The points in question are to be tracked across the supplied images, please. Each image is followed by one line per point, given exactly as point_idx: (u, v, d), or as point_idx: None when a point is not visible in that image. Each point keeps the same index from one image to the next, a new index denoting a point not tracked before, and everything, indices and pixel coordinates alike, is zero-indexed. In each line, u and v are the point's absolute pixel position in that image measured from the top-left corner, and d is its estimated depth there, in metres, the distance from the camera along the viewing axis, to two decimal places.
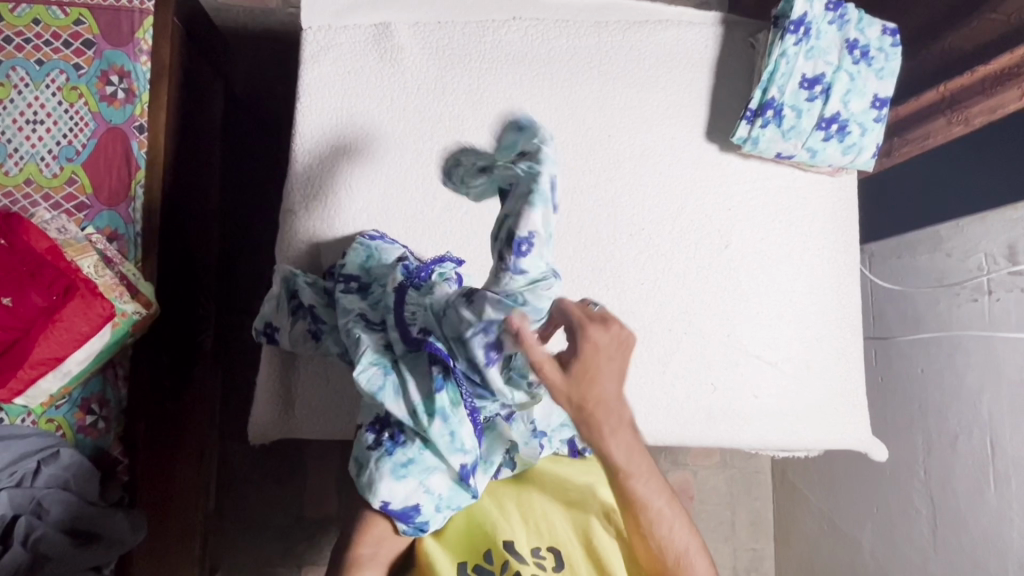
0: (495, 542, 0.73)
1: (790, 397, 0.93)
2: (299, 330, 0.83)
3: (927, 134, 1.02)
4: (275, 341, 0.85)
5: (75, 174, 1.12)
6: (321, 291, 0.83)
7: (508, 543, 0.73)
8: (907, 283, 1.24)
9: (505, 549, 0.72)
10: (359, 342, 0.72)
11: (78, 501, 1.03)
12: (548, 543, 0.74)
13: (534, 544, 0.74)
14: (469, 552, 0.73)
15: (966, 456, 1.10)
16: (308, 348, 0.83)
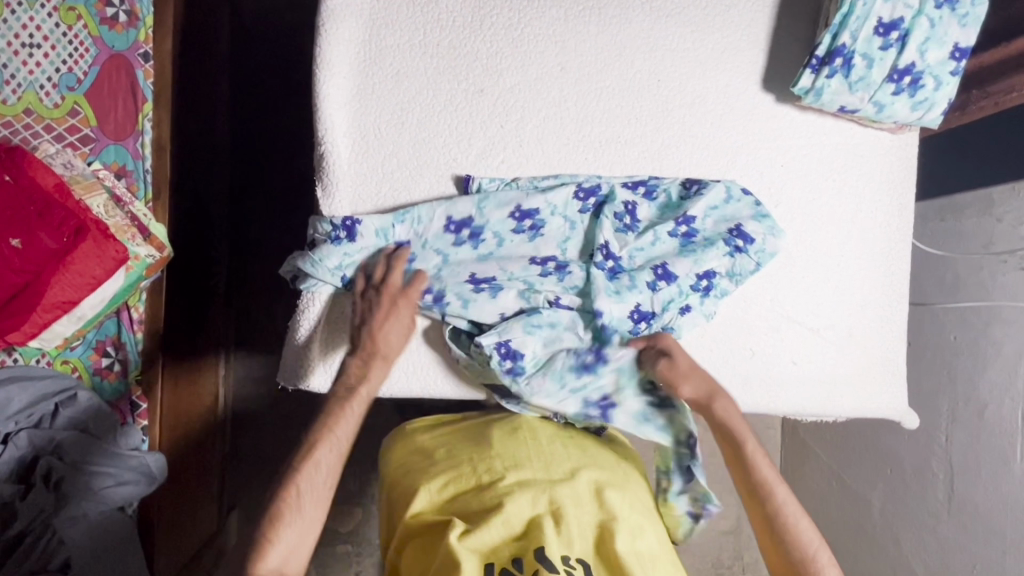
0: (525, 549, 0.66)
1: (829, 365, 0.90)
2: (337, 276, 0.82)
3: (1010, 88, 0.93)
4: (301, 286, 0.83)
5: (78, 104, 1.05)
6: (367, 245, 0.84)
7: (539, 551, 0.65)
8: (948, 247, 1.19)
9: (535, 557, 0.65)
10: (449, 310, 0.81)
11: (97, 442, 1.03)
12: (577, 554, 0.67)
13: (567, 552, 0.67)
14: (498, 554, 0.67)
15: (993, 425, 1.09)
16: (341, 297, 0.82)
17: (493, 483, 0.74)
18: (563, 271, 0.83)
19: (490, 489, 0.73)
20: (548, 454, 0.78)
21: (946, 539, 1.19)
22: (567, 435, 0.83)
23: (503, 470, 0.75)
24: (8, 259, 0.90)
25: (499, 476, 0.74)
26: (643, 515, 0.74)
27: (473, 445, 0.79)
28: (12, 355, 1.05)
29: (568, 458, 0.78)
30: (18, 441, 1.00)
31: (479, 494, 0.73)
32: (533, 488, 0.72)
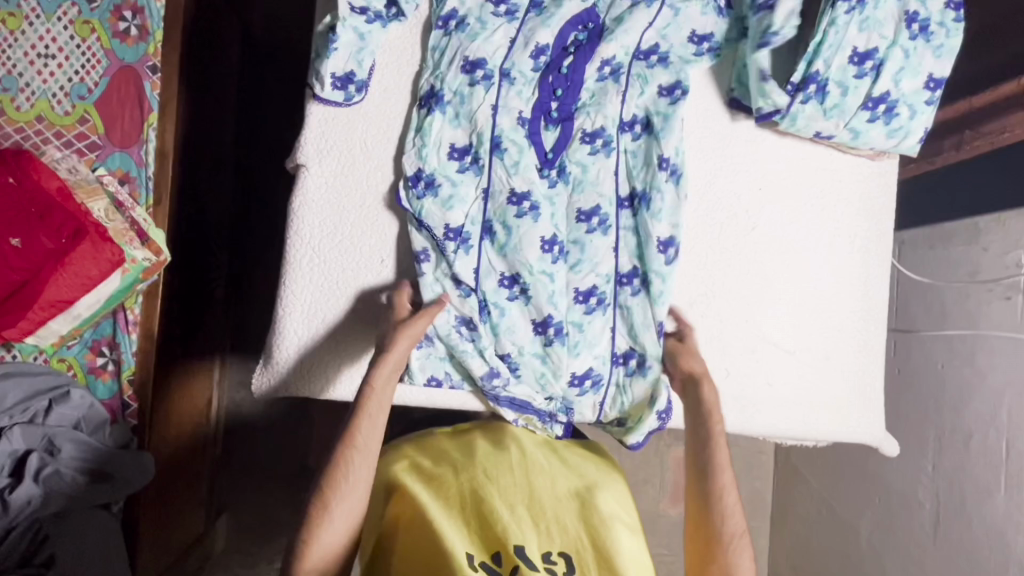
0: (505, 544, 0.67)
1: (806, 389, 0.90)
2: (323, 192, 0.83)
3: (1004, 129, 0.95)
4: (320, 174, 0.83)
5: (87, 112, 1.13)
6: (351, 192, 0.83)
7: (519, 548, 0.66)
8: (936, 274, 1.19)
9: (515, 554, 0.66)
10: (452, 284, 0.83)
11: (88, 441, 1.08)
12: (559, 548, 0.69)
13: (546, 548, 0.69)
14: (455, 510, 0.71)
15: (978, 456, 1.08)
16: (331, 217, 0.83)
17: (474, 491, 0.72)
18: (551, 121, 0.85)
19: (472, 498, 0.72)
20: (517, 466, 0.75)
21: (930, 569, 1.18)
22: (547, 444, 0.82)
23: (486, 477, 0.73)
24: (7, 257, 0.92)
25: (483, 486, 0.72)
26: (623, 513, 0.75)
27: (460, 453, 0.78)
28: (13, 352, 1.11)
29: (546, 466, 0.77)
30: (11, 436, 1.05)
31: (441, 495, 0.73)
32: (513, 494, 0.72)
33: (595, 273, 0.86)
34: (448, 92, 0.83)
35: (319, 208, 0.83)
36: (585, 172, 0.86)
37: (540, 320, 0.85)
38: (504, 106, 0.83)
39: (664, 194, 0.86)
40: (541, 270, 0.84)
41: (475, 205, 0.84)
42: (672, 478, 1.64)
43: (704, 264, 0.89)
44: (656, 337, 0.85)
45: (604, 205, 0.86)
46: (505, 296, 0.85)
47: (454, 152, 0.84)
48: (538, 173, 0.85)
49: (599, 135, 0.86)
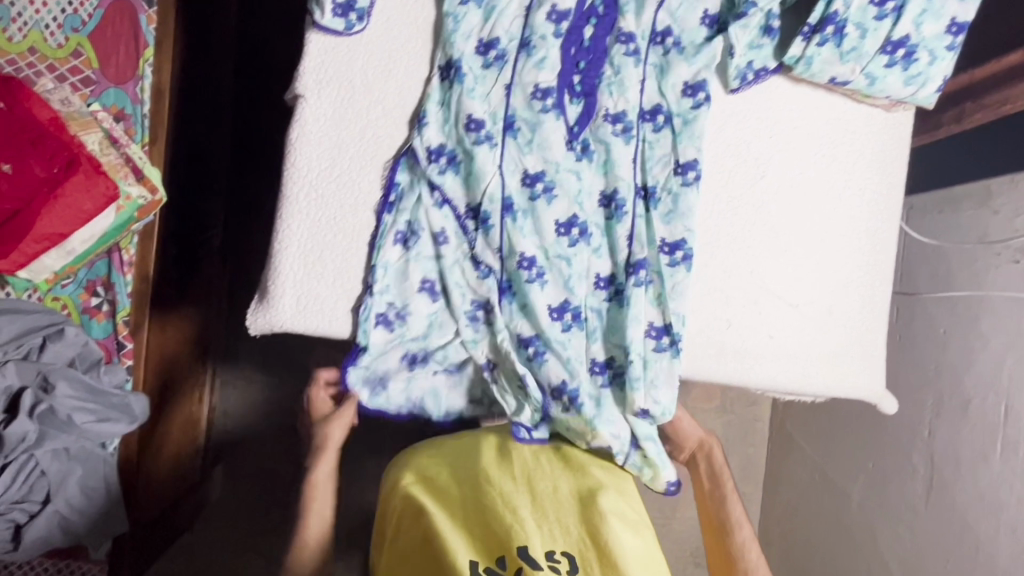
0: (508, 547, 0.67)
1: (807, 343, 0.89)
2: (325, 130, 0.81)
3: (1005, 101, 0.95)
4: (324, 114, 0.81)
5: (81, 46, 1.10)
6: (354, 139, 0.81)
7: (523, 549, 0.66)
8: (942, 238, 1.17)
9: (518, 556, 0.65)
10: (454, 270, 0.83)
11: (82, 380, 1.07)
12: (563, 547, 0.68)
13: (550, 548, 0.68)
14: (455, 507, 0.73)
15: (976, 420, 1.07)
16: (331, 159, 0.81)
17: (477, 496, 0.73)
18: (574, 95, 0.83)
19: (476, 500, 0.73)
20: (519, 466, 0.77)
21: (921, 532, 1.19)
22: (548, 447, 0.82)
23: (487, 482, 0.74)
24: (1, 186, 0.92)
25: (484, 489, 0.73)
26: (628, 512, 0.72)
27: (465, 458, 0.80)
28: (7, 288, 1.10)
29: (547, 468, 0.77)
30: (6, 371, 1.04)
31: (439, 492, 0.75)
32: (515, 496, 0.72)
33: (612, 259, 0.85)
34: (465, 66, 0.81)
35: (318, 143, 0.81)
36: (610, 152, 0.84)
37: (557, 305, 0.83)
38: (518, 84, 0.82)
39: (672, 195, 0.84)
40: (555, 255, 0.82)
41: (495, 185, 0.81)
42: None
43: (713, 215, 0.87)
44: (647, 337, 0.84)
45: (623, 189, 0.84)
46: (524, 278, 0.82)
47: (471, 124, 0.80)
48: (566, 145, 0.83)
49: (621, 119, 0.84)
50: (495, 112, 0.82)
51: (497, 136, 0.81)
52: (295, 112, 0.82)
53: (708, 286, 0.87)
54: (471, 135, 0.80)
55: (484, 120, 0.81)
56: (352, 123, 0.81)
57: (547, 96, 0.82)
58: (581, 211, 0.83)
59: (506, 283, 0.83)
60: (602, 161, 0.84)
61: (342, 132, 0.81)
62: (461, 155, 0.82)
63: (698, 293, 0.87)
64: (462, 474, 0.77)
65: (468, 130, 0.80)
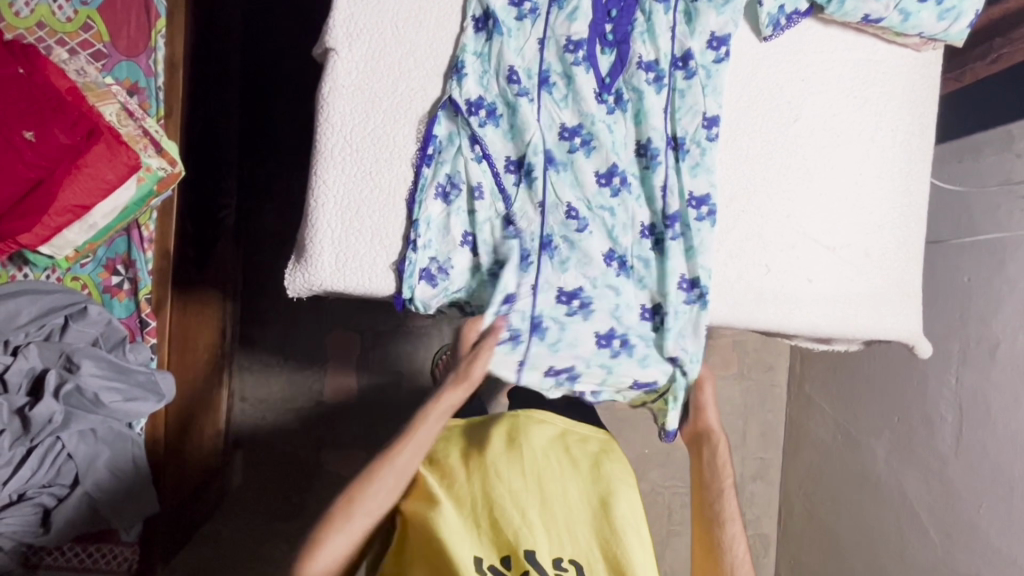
0: (516, 549, 0.70)
1: (845, 286, 0.89)
2: (358, 82, 0.80)
3: None
4: (355, 64, 0.79)
5: (91, 19, 1.08)
6: (387, 92, 0.80)
7: (530, 554, 0.69)
8: (963, 186, 1.18)
9: (526, 560, 0.69)
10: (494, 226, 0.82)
11: (106, 358, 1.04)
12: (568, 555, 0.71)
13: (556, 554, 0.71)
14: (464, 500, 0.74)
15: (1005, 363, 1.08)
16: (364, 112, 0.80)
17: (487, 494, 0.73)
18: (606, 45, 0.82)
19: (487, 496, 0.73)
20: (532, 462, 0.76)
21: (952, 480, 1.19)
22: (559, 439, 0.81)
23: (498, 479, 0.74)
24: (23, 152, 0.89)
25: (495, 488, 0.73)
26: (630, 519, 0.75)
27: (479, 445, 0.78)
28: (25, 270, 1.08)
29: (557, 468, 0.77)
30: (29, 353, 1.03)
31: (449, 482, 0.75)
32: (526, 499, 0.73)
33: (648, 209, 0.84)
34: (500, 19, 0.80)
35: (351, 97, 0.80)
36: (641, 101, 0.82)
37: (605, 253, 0.83)
38: (551, 39, 0.80)
39: (700, 147, 0.83)
40: (599, 204, 0.82)
41: (533, 134, 0.80)
42: None
43: (748, 159, 0.86)
44: (679, 290, 0.84)
45: (657, 140, 0.82)
46: (574, 228, 0.82)
47: (512, 76, 0.79)
48: (597, 97, 0.82)
49: (653, 68, 0.82)
50: (530, 64, 0.80)
51: (532, 88, 0.80)
52: (327, 65, 0.80)
53: (747, 231, 0.86)
54: (506, 87, 0.80)
55: (518, 71, 0.80)
56: (384, 75, 0.80)
57: (580, 48, 0.80)
58: (620, 159, 0.82)
59: (549, 239, 0.81)
60: (636, 109, 0.83)
61: (375, 84, 0.80)
62: (500, 105, 0.81)
63: (735, 239, 0.86)
64: (473, 463, 0.76)
65: (505, 81, 0.80)
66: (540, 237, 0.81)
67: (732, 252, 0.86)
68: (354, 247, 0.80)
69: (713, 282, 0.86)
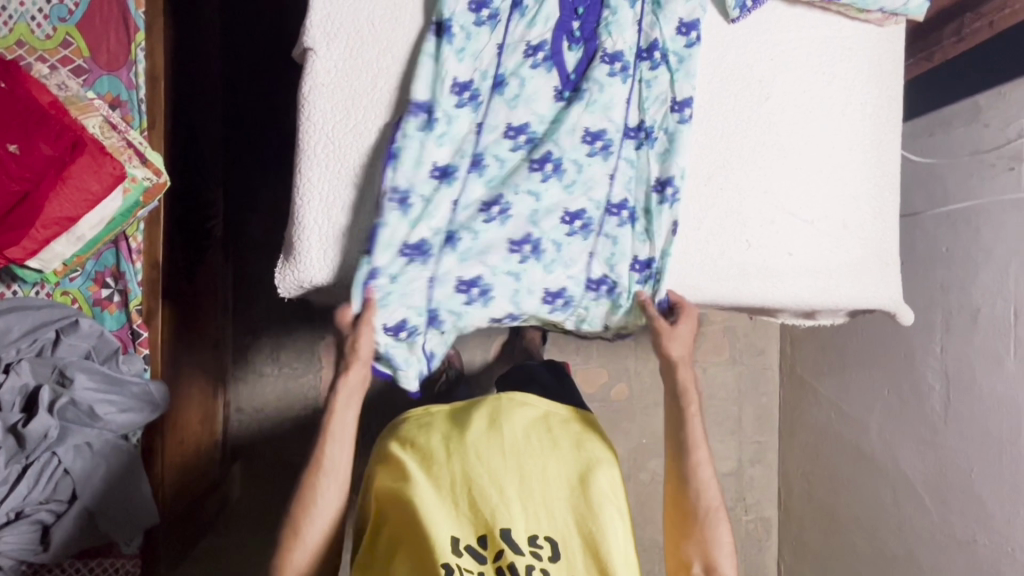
0: (493, 528, 0.71)
1: (825, 257, 0.91)
2: (337, 80, 0.81)
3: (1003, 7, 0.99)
4: (334, 62, 0.81)
5: (70, 36, 1.09)
6: (365, 89, 0.82)
7: (506, 532, 0.70)
8: (935, 159, 1.21)
9: (502, 538, 0.70)
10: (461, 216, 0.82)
11: (102, 371, 1.05)
12: (546, 531, 0.72)
13: (533, 531, 0.72)
14: (444, 481, 0.74)
15: (987, 328, 1.10)
16: (344, 109, 0.81)
17: (467, 474, 0.74)
18: (573, 41, 0.85)
19: (467, 477, 0.74)
20: (512, 444, 0.76)
21: (944, 448, 1.21)
22: (541, 420, 0.81)
23: (478, 462, 0.74)
24: (7, 165, 0.90)
25: (474, 469, 0.74)
26: (608, 497, 0.75)
27: (460, 427, 0.78)
28: (14, 288, 1.09)
29: (538, 448, 0.77)
30: (21, 370, 1.02)
31: (427, 467, 0.76)
32: (504, 480, 0.73)
33: (587, 197, 0.84)
34: (455, 24, 0.81)
35: (331, 94, 0.81)
36: (602, 93, 0.84)
37: (516, 238, 0.83)
38: (510, 44, 0.83)
39: (669, 133, 0.85)
40: (524, 192, 0.82)
41: (467, 140, 0.82)
42: None
43: (723, 137, 0.88)
44: (631, 271, 0.86)
45: (610, 130, 0.84)
46: (480, 222, 0.82)
47: (456, 86, 0.81)
48: (557, 95, 0.84)
49: (618, 58, 0.85)
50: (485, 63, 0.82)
51: (487, 87, 0.83)
52: (306, 65, 0.82)
53: (725, 209, 0.88)
54: (459, 88, 0.81)
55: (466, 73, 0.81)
56: (361, 72, 0.81)
57: (539, 51, 0.84)
58: (557, 147, 0.83)
59: (454, 233, 0.81)
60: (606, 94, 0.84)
61: (354, 81, 0.81)
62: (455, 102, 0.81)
63: (714, 216, 0.88)
64: (454, 445, 0.76)
65: (451, 82, 0.80)
66: (446, 232, 0.81)
67: (712, 229, 0.88)
68: (336, 244, 0.81)
69: (698, 258, 0.88)
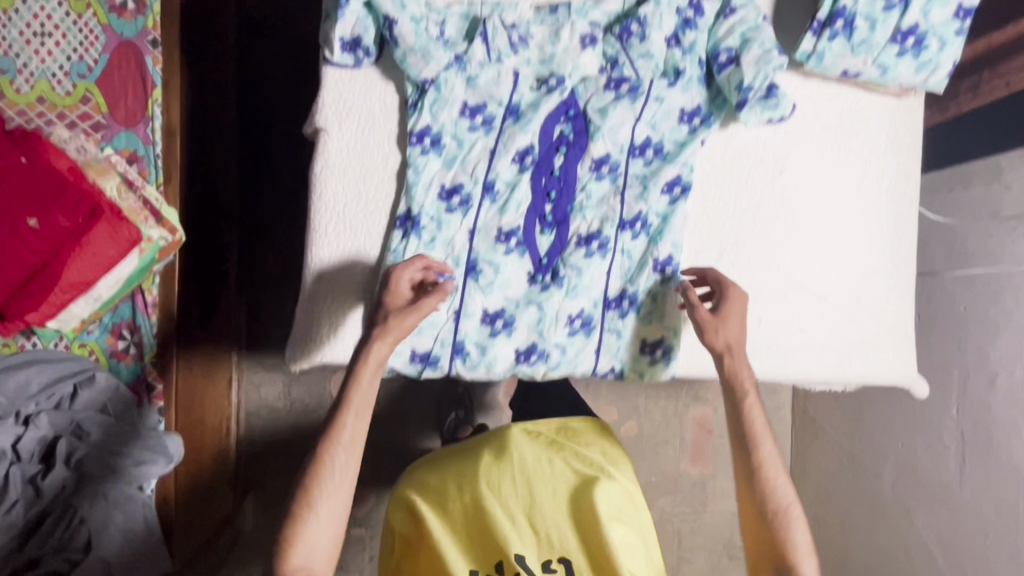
0: (505, 555, 0.71)
1: (838, 332, 0.90)
2: (344, 164, 0.81)
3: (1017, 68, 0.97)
4: (341, 146, 0.81)
5: (89, 92, 1.11)
6: (370, 174, 0.82)
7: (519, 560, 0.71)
8: (955, 218, 1.18)
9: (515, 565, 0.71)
10: (463, 326, 0.82)
11: (115, 425, 1.08)
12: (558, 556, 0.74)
13: (545, 558, 0.74)
14: (456, 517, 0.76)
15: (1004, 393, 1.08)
16: (351, 193, 0.81)
17: (477, 505, 0.74)
18: (563, 143, 0.84)
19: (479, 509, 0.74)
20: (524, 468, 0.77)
21: (957, 509, 1.20)
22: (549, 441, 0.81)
23: (488, 493, 0.75)
24: (25, 238, 0.92)
25: (485, 501, 0.74)
26: (622, 508, 0.77)
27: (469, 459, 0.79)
28: (31, 339, 1.10)
29: (548, 468, 0.77)
30: (39, 422, 1.05)
31: (440, 503, 0.77)
32: (511, 512, 0.74)
33: (586, 298, 0.84)
34: (445, 137, 0.81)
35: (342, 171, 0.81)
36: (590, 195, 0.84)
37: (524, 348, 0.83)
38: (502, 149, 0.82)
39: (661, 216, 0.85)
40: (527, 302, 0.83)
41: (460, 243, 0.82)
42: (691, 438, 1.70)
43: (735, 215, 0.87)
44: (641, 354, 0.85)
45: (605, 226, 0.84)
46: (487, 334, 0.82)
47: (444, 193, 0.81)
48: (543, 197, 0.84)
49: (605, 162, 0.84)
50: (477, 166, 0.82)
51: (479, 193, 0.82)
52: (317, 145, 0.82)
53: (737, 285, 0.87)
54: (454, 194, 0.81)
55: (460, 179, 0.82)
56: (368, 156, 0.82)
57: (527, 156, 0.83)
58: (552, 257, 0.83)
59: (461, 343, 0.82)
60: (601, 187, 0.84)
61: (361, 165, 0.82)
62: (450, 210, 0.82)
63: None
64: (464, 477, 0.77)
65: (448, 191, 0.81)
66: (451, 343, 0.82)
67: None
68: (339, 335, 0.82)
69: None
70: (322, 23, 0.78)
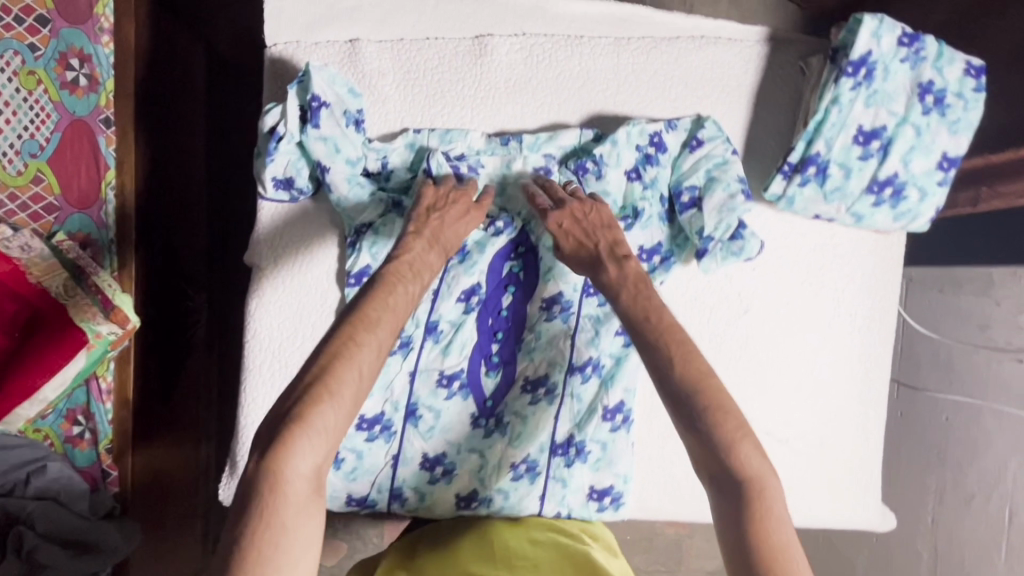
0: None
1: (798, 477, 0.86)
2: (277, 302, 0.79)
3: None
4: (276, 283, 0.79)
5: (41, 172, 1.01)
6: (304, 312, 0.79)
7: None
8: (943, 331, 1.11)
9: None
10: (401, 471, 0.79)
11: (71, 514, 1.00)
12: None
13: None
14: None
15: (979, 516, 1.04)
16: (284, 332, 0.79)
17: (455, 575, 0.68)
18: (510, 281, 0.80)
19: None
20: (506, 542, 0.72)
21: None
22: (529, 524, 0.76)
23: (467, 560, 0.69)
24: None
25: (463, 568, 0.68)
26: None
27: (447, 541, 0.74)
28: None
29: (530, 543, 0.72)
30: None
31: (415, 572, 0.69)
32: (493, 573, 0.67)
33: (529, 443, 0.79)
34: None
35: (279, 307, 0.79)
36: (540, 337, 0.80)
37: (465, 494, 0.80)
38: (445, 289, 0.79)
39: (614, 358, 0.80)
40: (469, 448, 0.80)
41: (399, 388, 0.78)
42: None
43: None
44: (588, 501, 0.81)
45: (553, 372, 0.80)
46: (426, 480, 0.80)
47: None
48: (489, 338, 0.80)
49: (557, 301, 0.80)
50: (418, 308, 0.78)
51: (420, 334, 0.79)
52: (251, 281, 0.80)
53: None
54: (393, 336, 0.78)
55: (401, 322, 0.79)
56: (303, 294, 0.79)
57: (473, 296, 0.79)
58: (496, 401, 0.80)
59: (398, 488, 0.80)
60: (550, 329, 0.80)
61: (295, 303, 0.79)
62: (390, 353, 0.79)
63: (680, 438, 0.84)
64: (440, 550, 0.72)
65: None
66: (389, 489, 0.80)
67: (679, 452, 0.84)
68: None
69: (661, 477, 0.84)
70: (253, 161, 0.75)
